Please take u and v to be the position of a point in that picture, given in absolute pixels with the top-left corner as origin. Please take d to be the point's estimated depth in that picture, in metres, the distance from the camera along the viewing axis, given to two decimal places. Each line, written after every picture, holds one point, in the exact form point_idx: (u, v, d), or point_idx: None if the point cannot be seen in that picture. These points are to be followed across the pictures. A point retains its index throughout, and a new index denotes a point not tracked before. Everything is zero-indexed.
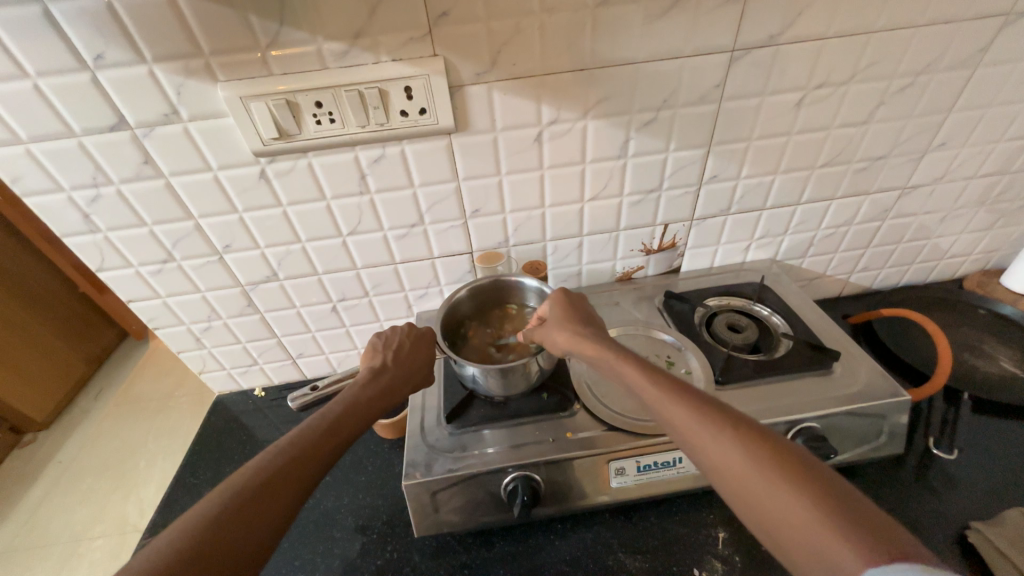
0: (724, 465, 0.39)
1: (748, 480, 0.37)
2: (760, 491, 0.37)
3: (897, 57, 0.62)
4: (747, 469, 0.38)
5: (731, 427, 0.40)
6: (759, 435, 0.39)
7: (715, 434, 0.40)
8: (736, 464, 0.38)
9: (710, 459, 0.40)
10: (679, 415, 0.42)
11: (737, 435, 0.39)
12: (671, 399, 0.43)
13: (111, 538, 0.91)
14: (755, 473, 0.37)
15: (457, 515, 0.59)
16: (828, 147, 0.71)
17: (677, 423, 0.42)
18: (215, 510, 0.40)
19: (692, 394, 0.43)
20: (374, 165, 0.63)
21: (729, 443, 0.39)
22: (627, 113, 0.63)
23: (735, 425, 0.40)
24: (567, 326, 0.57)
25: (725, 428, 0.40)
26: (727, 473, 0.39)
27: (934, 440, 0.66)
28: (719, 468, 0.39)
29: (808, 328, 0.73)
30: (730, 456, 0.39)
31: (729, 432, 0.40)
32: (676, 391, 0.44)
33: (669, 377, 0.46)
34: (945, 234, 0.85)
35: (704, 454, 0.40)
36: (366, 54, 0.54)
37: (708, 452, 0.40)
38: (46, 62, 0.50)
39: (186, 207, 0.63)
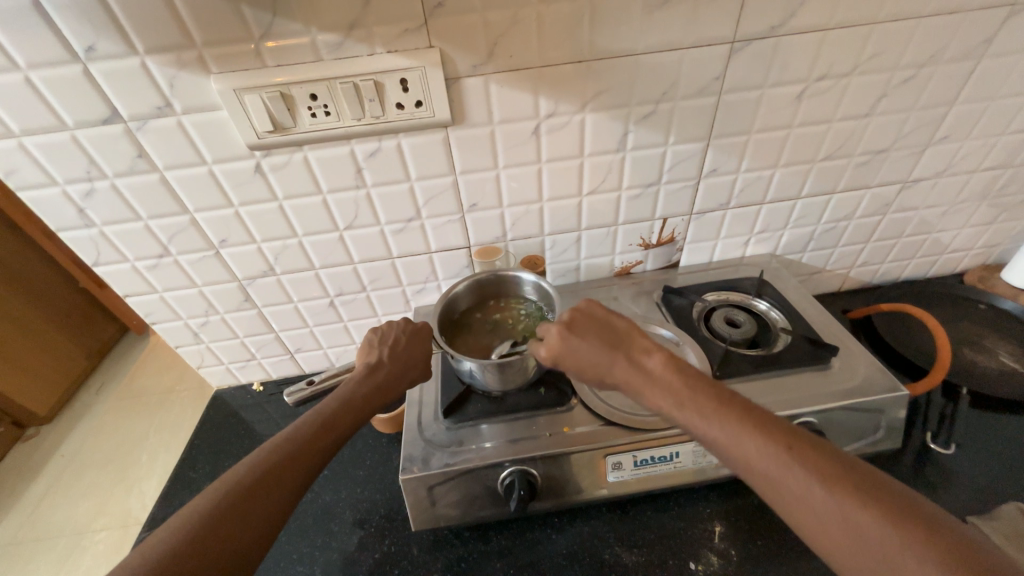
0: (814, 515, 0.37)
1: (843, 530, 0.36)
2: (857, 540, 0.35)
3: (899, 49, 0.62)
4: (842, 518, 0.36)
5: (817, 469, 0.38)
6: (843, 475, 0.38)
7: (801, 481, 0.38)
8: (828, 514, 0.36)
9: (795, 506, 0.38)
10: (756, 461, 0.39)
11: (824, 480, 0.37)
12: (746, 442, 0.40)
13: (114, 532, 0.92)
14: (849, 522, 0.36)
15: (454, 509, 0.60)
16: (829, 141, 0.70)
17: (755, 468, 0.40)
18: (209, 507, 0.40)
19: (768, 432, 0.40)
20: (370, 158, 0.63)
21: (819, 490, 0.37)
22: (626, 106, 0.63)
23: (820, 467, 0.38)
24: (594, 350, 0.51)
25: (809, 472, 0.38)
26: (818, 523, 0.37)
27: (931, 435, 0.66)
28: (808, 516, 0.37)
29: (807, 323, 0.72)
30: (820, 505, 0.37)
31: (816, 479, 0.37)
32: (750, 430, 0.41)
33: (734, 411, 0.42)
34: (945, 229, 0.84)
35: (789, 502, 0.38)
36: (361, 45, 0.53)
37: (794, 501, 0.38)
38: (37, 54, 0.49)
39: (181, 200, 0.63)
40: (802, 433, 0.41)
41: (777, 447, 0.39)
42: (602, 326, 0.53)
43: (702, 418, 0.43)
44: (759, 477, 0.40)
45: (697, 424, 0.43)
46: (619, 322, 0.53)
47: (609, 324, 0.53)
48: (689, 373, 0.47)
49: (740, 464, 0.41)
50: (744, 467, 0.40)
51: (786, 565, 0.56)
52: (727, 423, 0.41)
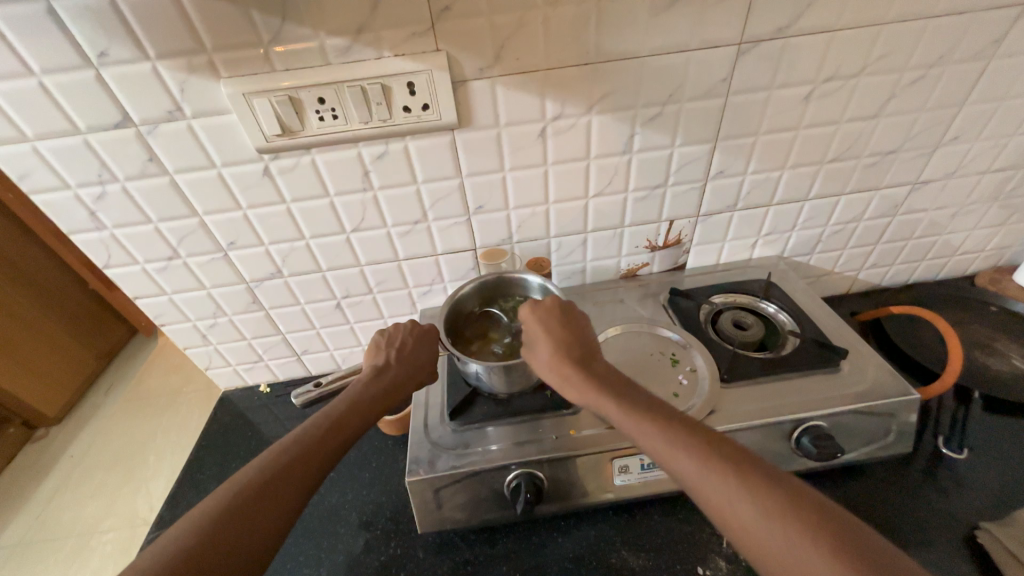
0: (733, 517, 0.38)
1: (758, 532, 0.37)
2: (770, 542, 0.36)
3: (908, 50, 0.61)
4: (757, 521, 0.37)
5: (738, 473, 0.39)
6: (764, 480, 0.39)
7: (722, 483, 0.39)
8: (745, 517, 0.38)
9: (716, 508, 0.39)
10: (681, 461, 0.42)
11: (744, 483, 0.39)
12: (673, 444, 0.43)
13: (123, 532, 0.93)
14: (764, 524, 0.37)
15: (460, 512, 0.60)
16: (837, 142, 0.70)
17: (680, 470, 0.42)
18: (220, 508, 0.40)
19: (695, 438, 0.43)
20: (377, 161, 0.63)
21: (739, 493, 0.38)
22: (632, 108, 0.63)
23: (743, 471, 0.39)
24: (546, 348, 0.55)
25: (732, 475, 0.39)
26: (736, 524, 0.38)
27: (943, 440, 0.65)
28: (728, 518, 0.38)
29: (816, 326, 0.72)
30: (738, 507, 0.38)
31: (736, 482, 0.39)
32: (679, 435, 0.43)
33: (665, 418, 0.45)
34: (956, 230, 0.83)
35: (711, 504, 0.39)
36: (369, 49, 0.54)
37: (715, 502, 0.39)
38: (51, 59, 0.50)
39: (191, 204, 0.63)
40: (732, 443, 0.42)
41: (703, 450, 0.41)
42: (565, 324, 0.57)
43: (635, 420, 0.45)
44: (685, 479, 0.41)
45: (629, 425, 0.46)
46: (583, 326, 0.58)
47: (573, 324, 0.57)
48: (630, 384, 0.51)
49: (668, 465, 0.43)
50: (671, 468, 0.42)
51: None
52: (658, 427, 0.44)
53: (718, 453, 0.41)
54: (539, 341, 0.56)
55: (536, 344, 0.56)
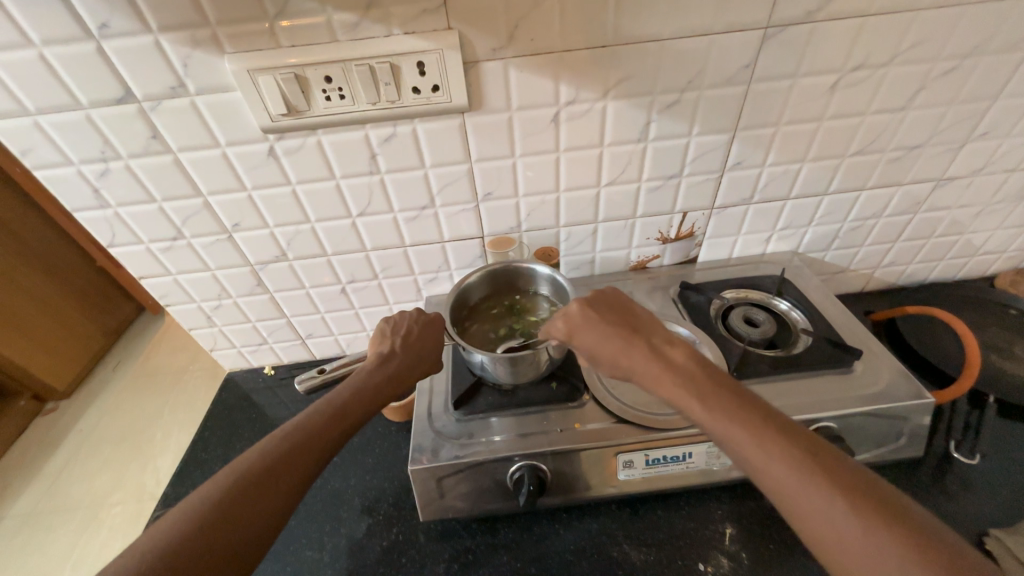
0: (835, 537, 0.36)
1: (863, 556, 0.34)
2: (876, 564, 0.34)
3: (943, 39, 0.58)
4: (863, 545, 0.35)
5: (842, 490, 0.37)
6: (868, 497, 0.36)
7: (826, 500, 0.36)
8: (849, 537, 0.35)
9: (812, 522, 0.37)
10: (779, 472, 0.38)
11: (829, 488, 0.37)
12: (769, 452, 0.39)
13: (130, 506, 0.95)
14: (865, 540, 0.35)
15: (463, 501, 0.59)
16: (862, 135, 0.67)
17: (774, 479, 0.39)
18: (221, 492, 0.40)
19: (792, 445, 0.39)
20: (385, 144, 0.61)
21: (844, 513, 0.36)
22: (649, 94, 0.60)
23: (843, 483, 0.37)
24: (611, 336, 0.51)
25: (837, 492, 0.37)
26: (833, 542, 0.36)
27: (955, 444, 0.64)
28: (826, 537, 0.36)
29: (829, 324, 0.70)
30: (841, 527, 0.35)
31: (844, 500, 0.36)
32: (770, 439, 0.40)
33: (748, 407, 0.42)
34: (979, 230, 0.80)
35: (808, 519, 0.37)
36: (378, 26, 0.52)
37: (814, 518, 0.37)
38: (51, 31, 0.48)
39: (195, 183, 0.62)
40: (831, 451, 0.39)
41: (803, 461, 0.38)
42: (626, 319, 0.53)
43: (724, 421, 0.42)
44: (774, 486, 0.39)
45: (714, 427, 0.42)
46: (643, 315, 0.53)
47: (632, 318, 0.53)
48: (714, 372, 0.46)
49: (758, 471, 0.40)
50: (762, 476, 0.39)
51: (798, 572, 0.55)
52: (748, 426, 0.41)
53: (818, 464, 0.38)
54: (599, 327, 0.52)
55: (595, 333, 0.52)
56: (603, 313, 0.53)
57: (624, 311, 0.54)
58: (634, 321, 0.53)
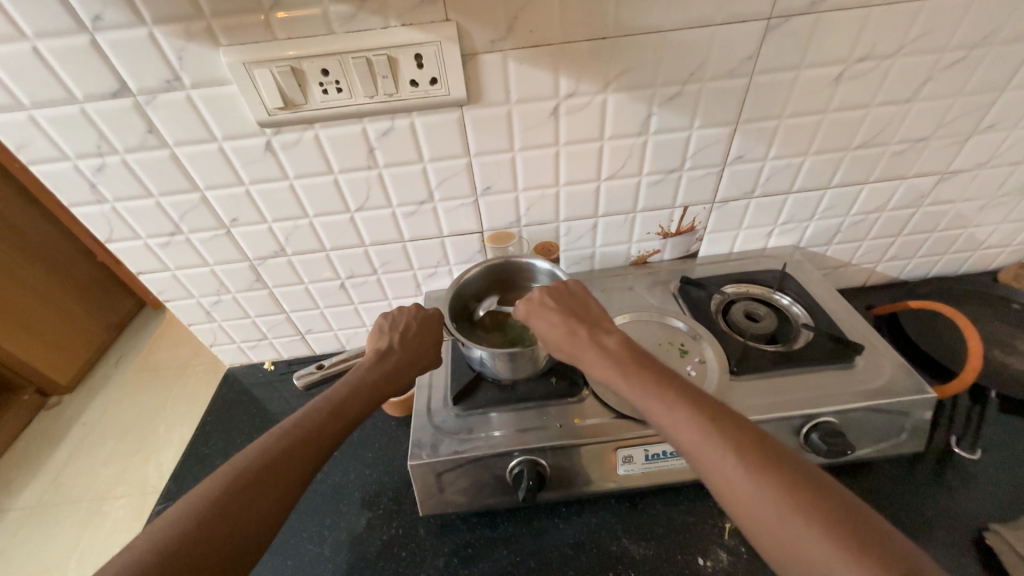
0: (736, 497, 0.38)
1: (760, 513, 0.36)
2: (771, 521, 0.36)
3: (949, 29, 0.57)
4: (771, 511, 0.36)
5: (744, 453, 0.38)
6: (779, 466, 0.38)
7: (728, 463, 0.38)
8: (749, 498, 0.37)
9: (718, 484, 0.39)
10: (688, 438, 0.41)
11: (742, 456, 0.38)
12: (680, 420, 0.42)
13: (133, 500, 0.95)
14: (772, 505, 0.36)
15: (463, 496, 0.59)
16: (865, 128, 0.66)
17: (685, 446, 0.41)
18: (219, 489, 0.40)
19: (703, 414, 0.41)
20: (383, 138, 0.61)
21: (744, 475, 0.38)
22: (651, 86, 0.59)
23: (754, 452, 0.38)
24: (554, 320, 0.54)
25: (740, 457, 0.38)
26: (734, 502, 0.38)
27: (956, 439, 0.64)
28: (729, 498, 0.38)
29: (831, 319, 0.70)
30: (740, 487, 0.37)
31: (756, 471, 0.37)
32: (691, 412, 0.41)
33: (675, 386, 0.44)
34: (983, 224, 0.80)
35: (714, 481, 0.39)
36: (375, 18, 0.51)
37: (717, 480, 0.39)
38: (45, 23, 0.48)
39: (192, 178, 0.62)
40: (742, 421, 0.41)
41: (711, 429, 0.40)
42: (576, 308, 0.56)
43: (644, 395, 0.44)
44: (696, 455, 0.40)
45: (635, 399, 0.45)
46: (593, 306, 0.56)
47: (581, 307, 0.56)
48: (644, 355, 0.48)
49: (672, 438, 0.42)
50: (675, 443, 0.42)
51: None
52: (671, 401, 0.43)
53: (725, 430, 0.40)
54: (544, 312, 0.55)
55: (545, 319, 0.55)
56: (552, 299, 0.57)
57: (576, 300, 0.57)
58: (580, 307, 0.56)
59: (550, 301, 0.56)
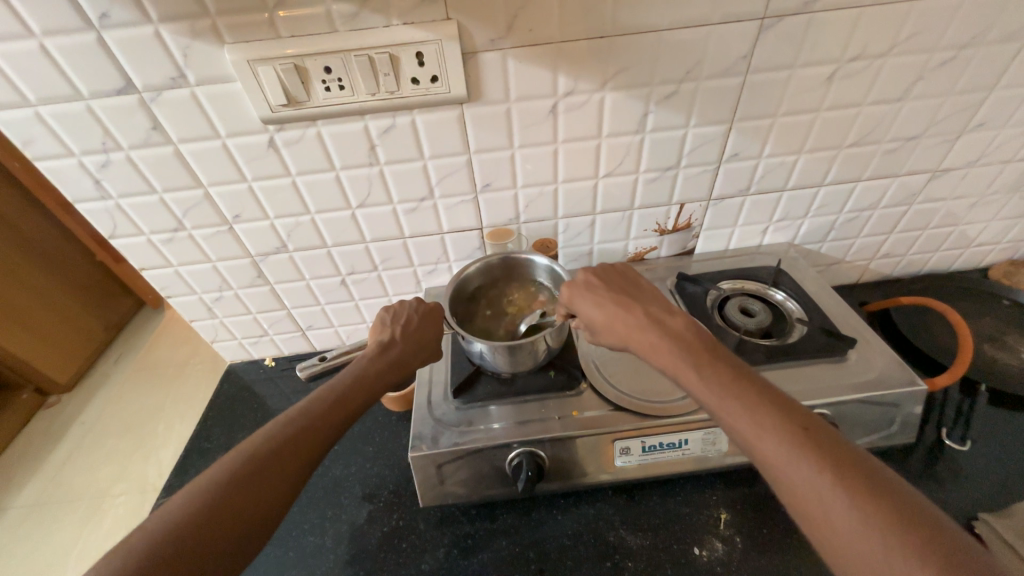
0: (819, 508, 0.36)
1: (845, 527, 0.34)
2: (830, 512, 0.35)
3: (939, 30, 0.59)
4: (831, 502, 0.35)
5: (833, 465, 0.36)
6: (837, 454, 0.37)
7: (815, 472, 0.36)
8: (834, 509, 0.35)
9: (780, 476, 0.38)
10: (768, 441, 0.39)
11: (802, 444, 0.38)
12: (760, 422, 0.40)
13: (134, 496, 0.96)
14: (832, 497, 0.35)
15: (462, 487, 0.60)
16: (858, 126, 0.67)
17: (763, 448, 0.39)
18: (226, 474, 0.41)
19: (787, 419, 0.39)
20: (384, 135, 0.62)
21: (832, 485, 0.36)
22: (647, 85, 0.61)
23: (814, 441, 0.38)
24: (614, 309, 0.53)
25: (828, 467, 0.36)
26: (797, 495, 0.37)
27: (946, 431, 0.65)
28: (810, 507, 0.36)
29: (824, 314, 0.71)
30: (826, 497, 0.36)
31: (816, 461, 0.37)
32: (749, 399, 0.41)
33: (733, 372, 0.44)
34: (974, 221, 0.81)
35: (794, 488, 0.37)
36: (377, 16, 0.52)
37: (798, 488, 0.37)
38: (52, 21, 0.49)
39: (195, 174, 0.63)
40: (828, 431, 0.39)
41: (796, 435, 0.38)
42: (627, 293, 0.55)
43: (718, 392, 0.42)
44: (755, 444, 0.40)
45: (707, 396, 0.43)
46: (647, 290, 0.56)
47: (635, 292, 0.55)
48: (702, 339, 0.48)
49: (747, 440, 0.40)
50: (751, 445, 0.40)
51: (790, 555, 0.56)
52: (729, 387, 0.42)
53: (799, 429, 0.39)
54: (603, 300, 0.54)
55: (598, 303, 0.54)
56: (611, 289, 0.56)
57: (629, 286, 0.56)
58: (642, 298, 0.54)
59: (611, 290, 0.55)
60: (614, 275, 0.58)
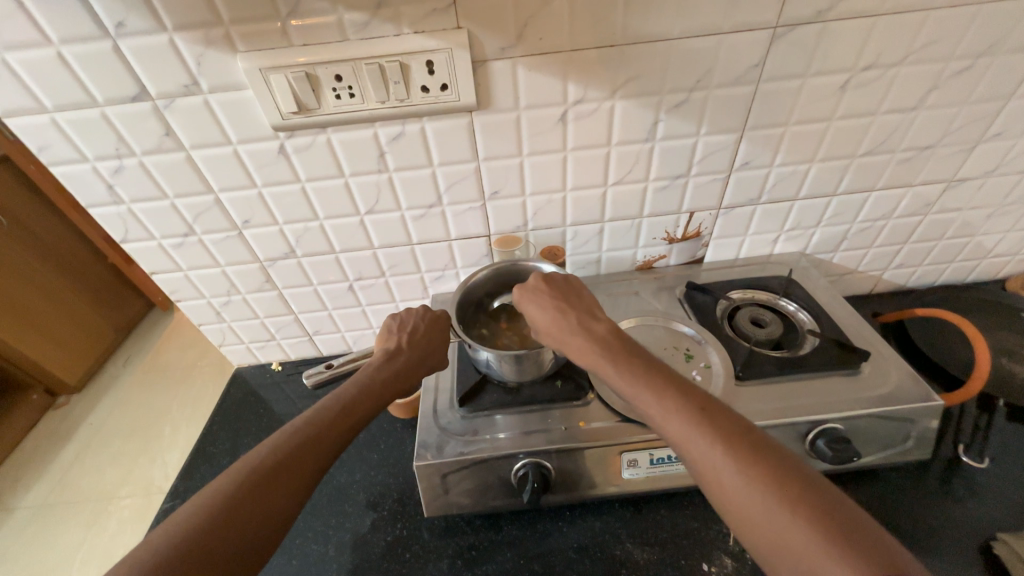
0: (722, 485, 0.37)
1: (745, 502, 0.36)
2: (740, 498, 0.36)
3: (956, 38, 0.58)
4: (740, 488, 0.36)
5: (734, 444, 0.38)
6: (748, 442, 0.38)
7: (717, 451, 0.38)
8: (736, 485, 0.37)
9: (698, 466, 0.39)
10: (683, 431, 0.40)
11: (713, 434, 0.39)
12: (669, 409, 0.42)
13: (138, 499, 0.97)
14: (741, 483, 0.36)
15: (467, 497, 0.60)
16: (872, 135, 0.66)
17: (674, 433, 0.41)
18: (232, 485, 0.41)
19: (695, 405, 0.41)
20: (393, 142, 0.62)
21: (732, 462, 0.37)
22: (657, 93, 0.60)
23: (728, 431, 0.39)
24: (551, 310, 0.54)
25: (734, 451, 0.38)
26: (713, 484, 0.38)
27: (964, 448, 0.64)
28: (716, 486, 0.38)
29: (836, 325, 0.70)
30: (727, 474, 0.37)
31: (725, 448, 0.38)
32: (667, 394, 0.43)
33: (655, 371, 0.45)
34: (990, 232, 0.79)
35: (702, 469, 0.39)
36: (388, 25, 0.52)
37: (704, 467, 0.39)
38: (70, 30, 0.49)
39: (207, 180, 0.63)
40: (732, 414, 0.41)
41: (701, 419, 0.40)
42: (567, 293, 0.56)
43: (633, 384, 0.45)
44: (674, 438, 0.41)
45: (625, 389, 0.45)
46: (586, 292, 0.57)
47: (575, 294, 0.56)
48: (631, 342, 0.49)
49: (661, 427, 0.42)
50: (672, 439, 0.41)
51: None
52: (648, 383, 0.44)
53: (713, 420, 0.40)
54: (540, 300, 0.55)
55: (537, 305, 0.55)
56: (548, 288, 0.56)
57: (569, 287, 0.57)
58: (576, 297, 0.56)
59: (547, 290, 0.56)
60: (556, 276, 0.59)
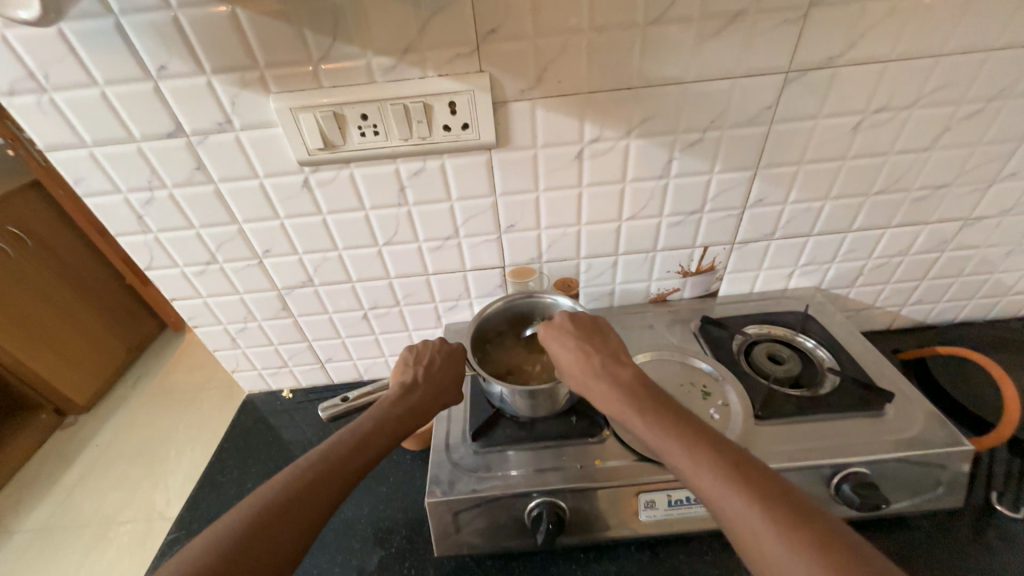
0: (776, 569, 0.35)
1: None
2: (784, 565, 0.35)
3: (967, 82, 0.59)
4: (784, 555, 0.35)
5: (772, 507, 0.37)
6: (787, 506, 0.37)
7: (769, 528, 0.36)
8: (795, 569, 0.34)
9: (736, 527, 0.38)
10: (717, 490, 0.39)
11: (747, 494, 0.38)
12: (707, 470, 0.40)
13: (139, 525, 0.95)
14: (783, 550, 0.35)
15: (478, 537, 0.58)
16: (885, 174, 0.67)
17: (716, 502, 0.39)
18: (241, 522, 0.40)
19: (728, 461, 0.40)
20: (414, 177, 0.63)
21: (789, 540, 0.35)
22: (672, 133, 0.62)
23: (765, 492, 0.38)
24: (578, 353, 0.53)
25: (772, 514, 0.37)
26: (753, 547, 0.37)
27: (997, 495, 0.61)
28: (755, 549, 0.37)
29: (857, 363, 0.68)
30: (783, 554, 0.35)
31: (762, 510, 0.37)
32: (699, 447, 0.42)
33: (685, 422, 0.44)
34: (1010, 270, 0.79)
35: (751, 547, 0.37)
36: (413, 69, 0.55)
37: (750, 540, 0.37)
38: (114, 72, 0.52)
39: (232, 211, 0.65)
40: (782, 483, 0.39)
41: (744, 484, 0.39)
42: (594, 335, 0.56)
43: (673, 445, 0.43)
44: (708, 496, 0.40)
45: (666, 450, 0.43)
46: (613, 333, 0.57)
47: (600, 335, 0.56)
48: (661, 389, 0.48)
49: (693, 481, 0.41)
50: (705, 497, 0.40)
51: None
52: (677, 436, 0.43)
53: (747, 479, 0.39)
54: (569, 342, 0.55)
55: (565, 348, 0.55)
56: (576, 329, 0.56)
57: (596, 328, 0.57)
58: (603, 340, 0.55)
59: (574, 332, 0.56)
60: (582, 317, 0.58)
